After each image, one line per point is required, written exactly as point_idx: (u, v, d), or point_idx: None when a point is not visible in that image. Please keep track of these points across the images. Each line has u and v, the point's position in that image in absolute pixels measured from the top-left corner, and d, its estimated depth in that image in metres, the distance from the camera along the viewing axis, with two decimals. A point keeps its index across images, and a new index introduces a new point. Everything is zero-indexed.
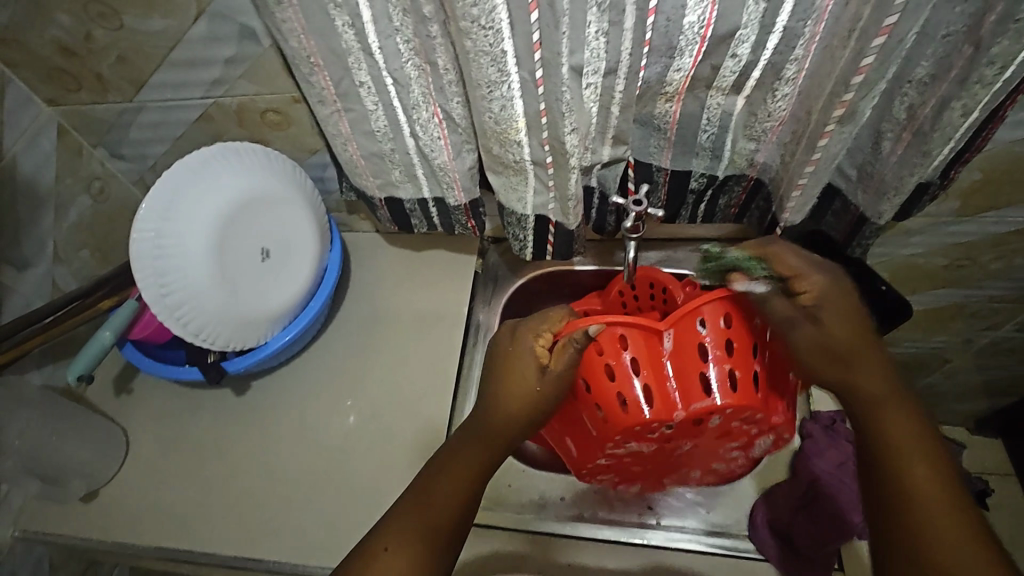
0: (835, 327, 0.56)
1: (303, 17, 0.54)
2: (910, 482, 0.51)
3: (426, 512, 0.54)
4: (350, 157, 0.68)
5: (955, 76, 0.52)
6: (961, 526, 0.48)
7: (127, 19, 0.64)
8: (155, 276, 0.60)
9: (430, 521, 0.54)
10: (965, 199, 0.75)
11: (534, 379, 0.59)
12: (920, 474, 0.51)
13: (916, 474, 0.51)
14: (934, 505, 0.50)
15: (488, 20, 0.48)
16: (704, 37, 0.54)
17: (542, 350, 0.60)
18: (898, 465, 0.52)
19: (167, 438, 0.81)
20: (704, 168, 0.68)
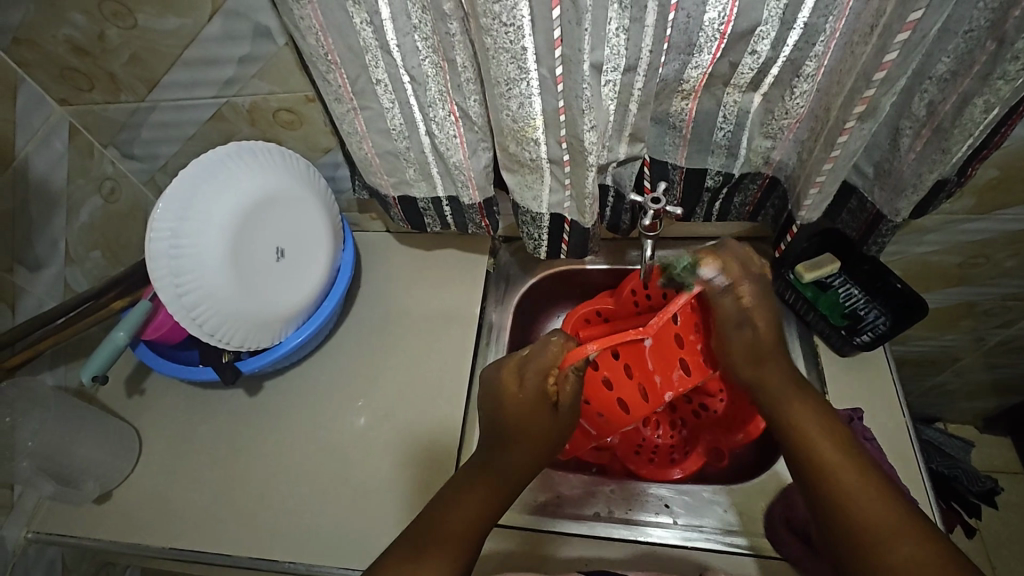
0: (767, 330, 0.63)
1: (322, 14, 0.53)
2: (835, 484, 0.55)
3: (438, 530, 0.56)
4: (365, 156, 0.68)
5: (977, 72, 0.52)
6: (901, 514, 0.52)
7: (141, 18, 0.64)
8: (171, 274, 0.60)
9: (442, 536, 0.56)
10: (980, 196, 0.75)
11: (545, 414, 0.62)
12: (832, 455, 0.57)
13: (843, 466, 0.56)
14: (864, 487, 0.54)
15: (509, 17, 0.48)
16: (724, 34, 0.54)
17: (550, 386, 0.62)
18: (831, 472, 0.56)
19: (180, 439, 0.81)
20: (719, 166, 0.68)
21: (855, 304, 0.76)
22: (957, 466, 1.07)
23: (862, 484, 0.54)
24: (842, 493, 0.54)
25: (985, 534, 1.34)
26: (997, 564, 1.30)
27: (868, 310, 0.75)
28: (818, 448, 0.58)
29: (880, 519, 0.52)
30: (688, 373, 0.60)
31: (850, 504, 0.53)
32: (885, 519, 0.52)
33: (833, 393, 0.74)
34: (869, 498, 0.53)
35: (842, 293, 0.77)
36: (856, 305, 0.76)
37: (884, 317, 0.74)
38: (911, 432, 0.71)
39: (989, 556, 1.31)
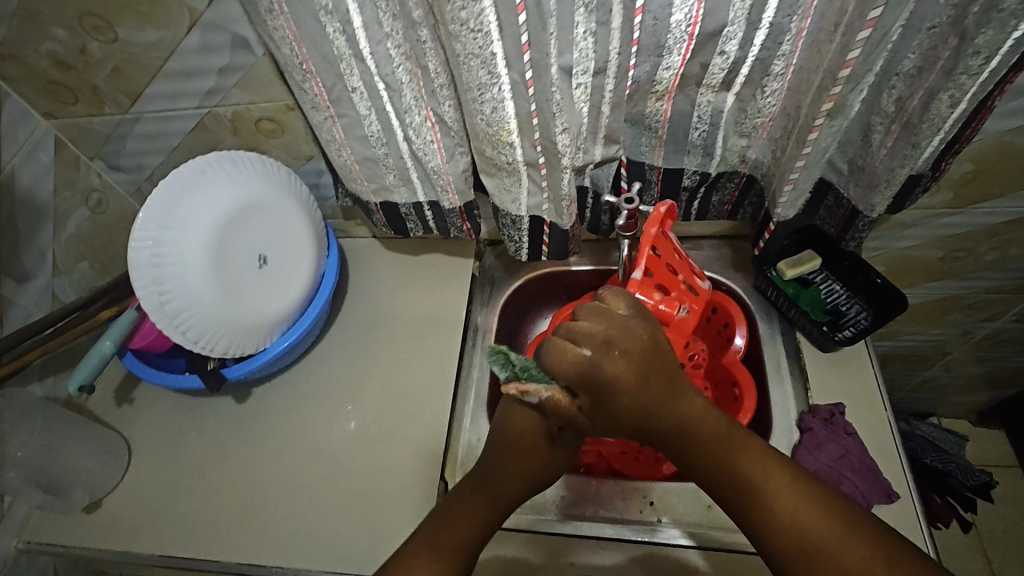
0: (617, 365, 0.51)
1: (295, 24, 0.54)
2: (765, 514, 0.50)
3: (438, 537, 0.55)
4: (345, 162, 0.69)
5: (941, 67, 0.53)
6: (836, 515, 0.48)
7: (122, 31, 0.65)
8: (154, 282, 0.60)
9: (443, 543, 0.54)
10: (957, 190, 0.76)
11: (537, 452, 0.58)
12: (747, 460, 0.52)
13: (759, 477, 0.51)
14: (778, 482, 0.50)
15: (476, 24, 0.49)
16: (692, 35, 0.55)
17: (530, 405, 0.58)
18: (749, 495, 0.51)
19: (169, 446, 0.81)
20: (696, 166, 0.68)
21: (837, 299, 0.77)
22: (950, 459, 1.08)
23: (748, 458, 0.52)
24: (735, 481, 0.52)
25: (981, 527, 1.34)
26: (994, 558, 1.30)
27: (849, 305, 0.76)
28: (762, 496, 0.50)
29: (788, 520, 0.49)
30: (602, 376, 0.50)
31: (758, 504, 0.50)
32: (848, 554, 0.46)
33: (815, 389, 0.74)
34: (785, 490, 0.50)
35: (824, 289, 0.78)
36: (837, 301, 0.77)
37: (866, 312, 0.75)
38: (894, 427, 0.71)
39: (985, 550, 1.31)
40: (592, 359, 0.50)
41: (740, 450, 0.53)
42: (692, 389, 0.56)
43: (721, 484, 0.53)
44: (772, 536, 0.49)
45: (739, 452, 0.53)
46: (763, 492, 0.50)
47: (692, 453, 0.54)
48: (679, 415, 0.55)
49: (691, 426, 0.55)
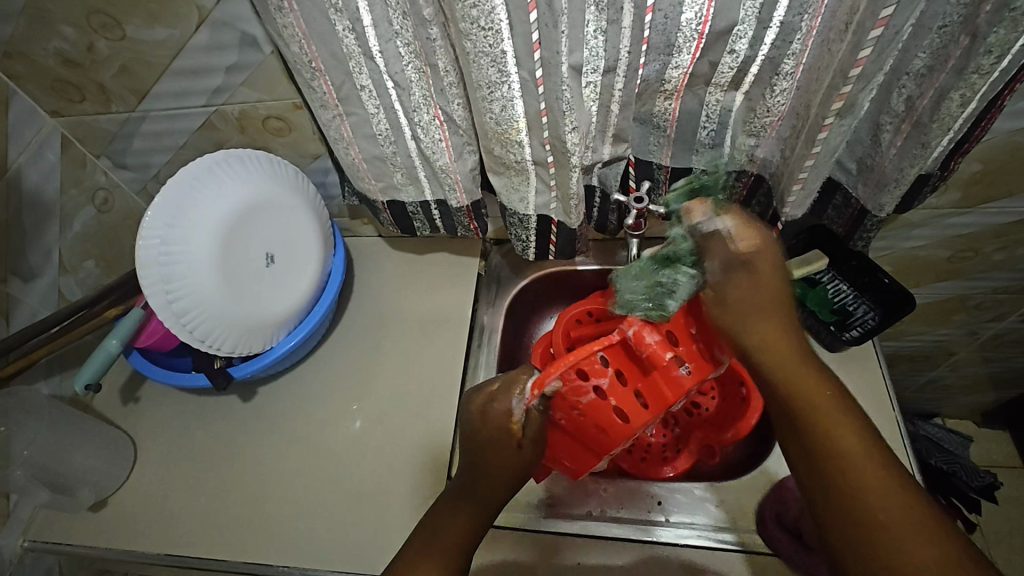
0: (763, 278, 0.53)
1: (305, 22, 0.54)
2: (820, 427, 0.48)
3: (436, 541, 0.55)
4: (352, 161, 0.68)
5: (953, 66, 0.52)
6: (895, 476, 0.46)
7: (130, 30, 0.65)
8: (161, 282, 0.60)
9: (443, 545, 0.54)
10: (965, 190, 0.76)
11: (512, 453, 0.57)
12: (837, 416, 0.49)
13: (837, 424, 0.48)
14: (846, 429, 0.48)
15: (487, 22, 0.49)
16: (702, 34, 0.55)
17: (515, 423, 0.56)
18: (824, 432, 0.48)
19: (174, 445, 0.81)
20: (704, 165, 0.68)
21: (844, 299, 0.77)
22: (957, 460, 1.08)
23: (835, 418, 0.48)
24: (821, 423, 0.48)
25: (985, 528, 1.33)
26: (999, 559, 1.30)
27: (857, 305, 0.76)
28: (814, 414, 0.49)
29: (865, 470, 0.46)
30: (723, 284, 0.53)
31: (834, 450, 0.47)
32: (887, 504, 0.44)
33: None
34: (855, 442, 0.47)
35: (831, 289, 0.77)
36: (844, 301, 0.76)
37: (874, 312, 0.74)
38: (902, 427, 0.71)
39: (990, 551, 1.31)
40: (749, 253, 0.52)
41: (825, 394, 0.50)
42: (796, 339, 0.53)
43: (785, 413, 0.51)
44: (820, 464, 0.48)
45: (814, 396, 0.50)
46: (816, 416, 0.49)
47: (790, 398, 0.50)
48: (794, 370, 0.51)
49: (788, 371, 0.51)
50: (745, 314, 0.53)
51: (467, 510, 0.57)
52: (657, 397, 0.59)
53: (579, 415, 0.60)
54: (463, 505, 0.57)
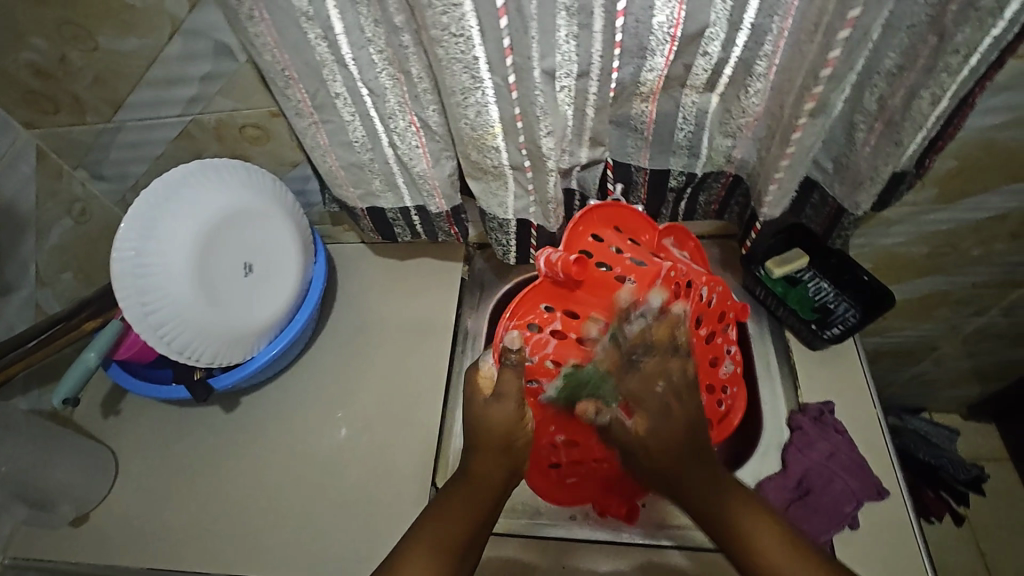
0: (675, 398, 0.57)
1: (276, 30, 0.54)
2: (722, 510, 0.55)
3: (435, 534, 0.55)
4: (330, 168, 0.68)
5: (921, 65, 0.53)
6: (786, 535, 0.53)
7: (102, 40, 0.64)
8: (137, 294, 0.60)
9: (438, 542, 0.54)
10: (942, 187, 0.76)
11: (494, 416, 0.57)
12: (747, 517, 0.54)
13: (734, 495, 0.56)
14: (777, 551, 0.52)
15: (457, 28, 0.49)
16: (674, 37, 0.55)
17: (486, 383, 0.59)
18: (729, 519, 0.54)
19: (157, 458, 0.80)
20: (682, 166, 0.69)
21: (825, 298, 0.77)
22: (943, 454, 1.10)
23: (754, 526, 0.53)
24: (736, 532, 0.54)
25: (974, 520, 1.34)
26: (987, 551, 1.31)
27: (837, 303, 0.77)
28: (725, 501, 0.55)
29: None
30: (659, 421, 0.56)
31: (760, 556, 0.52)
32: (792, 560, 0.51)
33: (805, 387, 0.75)
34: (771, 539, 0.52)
35: (812, 287, 0.78)
36: (825, 299, 0.77)
37: (853, 310, 0.76)
38: (884, 424, 0.71)
39: (979, 543, 1.32)
40: (667, 380, 0.57)
41: (746, 513, 0.54)
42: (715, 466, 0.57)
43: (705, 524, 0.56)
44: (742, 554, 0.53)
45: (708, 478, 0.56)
46: (714, 502, 0.55)
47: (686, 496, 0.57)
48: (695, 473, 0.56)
49: (719, 508, 0.55)
50: (666, 432, 0.56)
51: (467, 500, 0.57)
52: (606, 310, 0.65)
53: (555, 367, 0.65)
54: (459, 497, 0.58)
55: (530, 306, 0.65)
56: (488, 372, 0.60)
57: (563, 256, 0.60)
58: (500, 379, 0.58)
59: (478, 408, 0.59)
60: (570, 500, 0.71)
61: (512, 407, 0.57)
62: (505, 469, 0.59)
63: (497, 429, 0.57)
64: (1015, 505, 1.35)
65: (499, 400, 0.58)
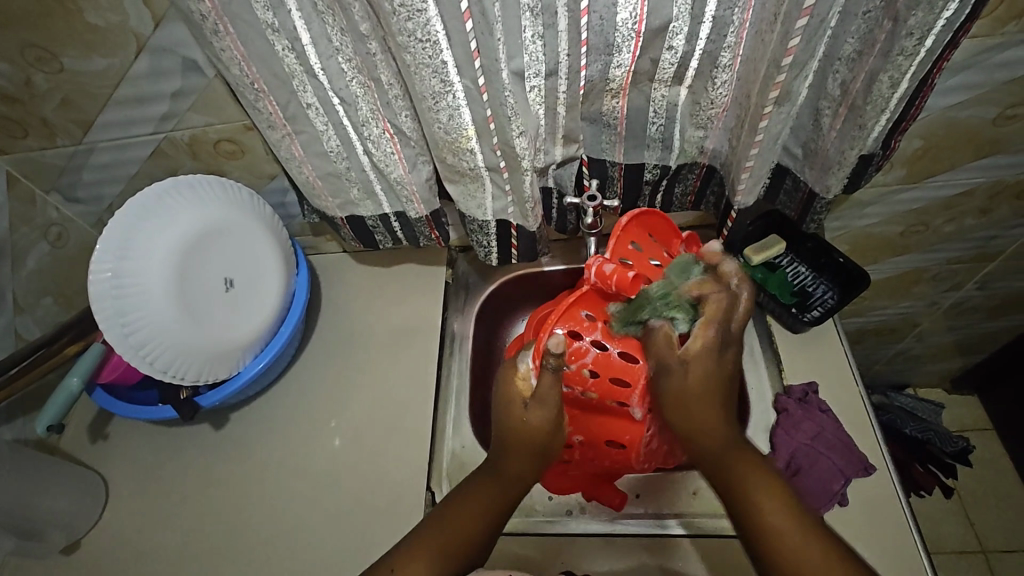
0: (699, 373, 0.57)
1: (243, 44, 0.54)
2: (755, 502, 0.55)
3: (441, 535, 0.58)
4: (307, 179, 0.68)
5: (879, 49, 0.54)
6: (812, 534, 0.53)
7: (67, 61, 0.63)
8: (116, 314, 0.59)
9: (433, 544, 0.58)
10: (910, 167, 0.78)
11: (523, 419, 0.59)
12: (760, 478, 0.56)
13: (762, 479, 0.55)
14: (791, 533, 0.53)
15: (423, 33, 0.49)
16: (639, 33, 0.56)
17: (523, 385, 0.60)
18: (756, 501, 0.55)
19: (148, 479, 0.79)
20: (656, 159, 0.70)
21: (803, 281, 0.79)
22: (929, 428, 1.13)
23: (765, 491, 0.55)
24: (745, 494, 0.55)
25: (962, 491, 1.37)
26: (976, 520, 1.34)
27: (816, 286, 0.78)
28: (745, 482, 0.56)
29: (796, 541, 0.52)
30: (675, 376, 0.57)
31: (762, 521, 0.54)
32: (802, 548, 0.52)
33: (788, 369, 0.76)
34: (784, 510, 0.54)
35: (791, 272, 0.80)
36: (804, 283, 0.79)
37: (832, 291, 0.77)
38: (867, 401, 0.73)
39: (968, 513, 1.35)
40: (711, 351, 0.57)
41: (776, 509, 0.54)
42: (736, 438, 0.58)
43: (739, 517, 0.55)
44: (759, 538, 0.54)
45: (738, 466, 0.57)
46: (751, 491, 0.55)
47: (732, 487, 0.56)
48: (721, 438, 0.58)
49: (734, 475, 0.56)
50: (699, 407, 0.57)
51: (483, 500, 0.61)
52: None
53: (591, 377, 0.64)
54: (475, 498, 0.61)
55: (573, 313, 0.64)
56: (526, 376, 0.60)
57: (618, 268, 0.59)
58: (540, 383, 0.58)
59: (517, 413, 0.59)
60: (568, 487, 0.73)
61: (543, 416, 0.59)
62: (522, 464, 0.61)
63: (534, 433, 0.59)
64: (1001, 474, 1.39)
65: (538, 403, 0.59)
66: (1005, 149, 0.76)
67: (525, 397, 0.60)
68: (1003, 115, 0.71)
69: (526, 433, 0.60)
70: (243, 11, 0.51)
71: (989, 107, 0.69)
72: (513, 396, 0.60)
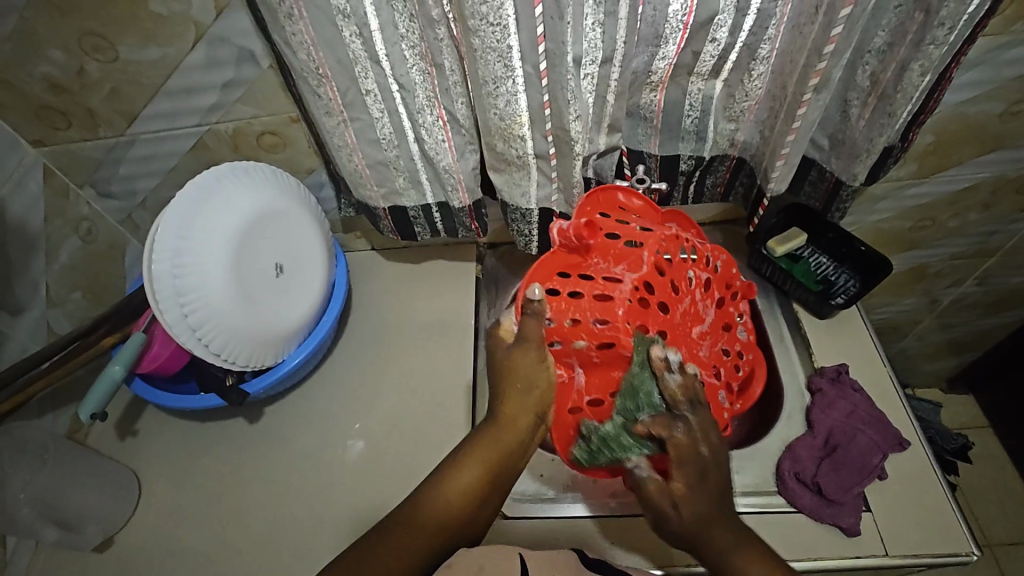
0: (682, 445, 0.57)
1: (313, 29, 0.55)
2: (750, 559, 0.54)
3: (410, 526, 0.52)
4: (355, 168, 0.70)
5: (910, 40, 0.58)
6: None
7: (123, 50, 0.64)
8: (175, 295, 0.59)
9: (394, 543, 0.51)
10: (921, 162, 0.83)
11: (508, 360, 0.61)
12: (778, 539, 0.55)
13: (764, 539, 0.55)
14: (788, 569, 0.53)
15: (496, 17, 0.51)
16: (687, 24, 0.59)
17: (505, 334, 0.63)
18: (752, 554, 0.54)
19: (180, 475, 0.78)
20: (690, 151, 0.73)
21: (825, 271, 0.82)
22: (932, 425, 1.18)
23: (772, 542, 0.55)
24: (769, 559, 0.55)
25: (965, 488, 1.41)
26: (980, 515, 1.37)
27: (837, 275, 0.82)
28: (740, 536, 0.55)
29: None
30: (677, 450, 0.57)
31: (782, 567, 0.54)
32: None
33: (819, 353, 0.79)
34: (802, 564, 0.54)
35: (813, 262, 0.82)
36: (826, 272, 0.82)
37: (853, 279, 0.81)
38: (894, 380, 0.76)
39: (970, 508, 1.38)
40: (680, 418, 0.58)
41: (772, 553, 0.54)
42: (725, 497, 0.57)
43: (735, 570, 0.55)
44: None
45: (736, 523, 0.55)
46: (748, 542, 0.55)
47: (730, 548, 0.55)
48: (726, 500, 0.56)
49: (733, 532, 0.55)
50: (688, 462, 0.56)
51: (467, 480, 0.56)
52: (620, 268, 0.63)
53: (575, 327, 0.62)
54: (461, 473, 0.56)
55: (547, 272, 0.64)
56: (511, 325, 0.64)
57: (575, 223, 0.61)
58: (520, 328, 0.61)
59: (502, 357, 0.61)
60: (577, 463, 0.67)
61: (528, 357, 0.60)
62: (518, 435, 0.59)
63: (522, 378, 0.60)
64: (1000, 470, 1.43)
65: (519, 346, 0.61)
66: (1009, 144, 0.81)
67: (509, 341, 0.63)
68: (1009, 111, 0.76)
69: (511, 376, 0.60)
70: None
71: (997, 103, 0.75)
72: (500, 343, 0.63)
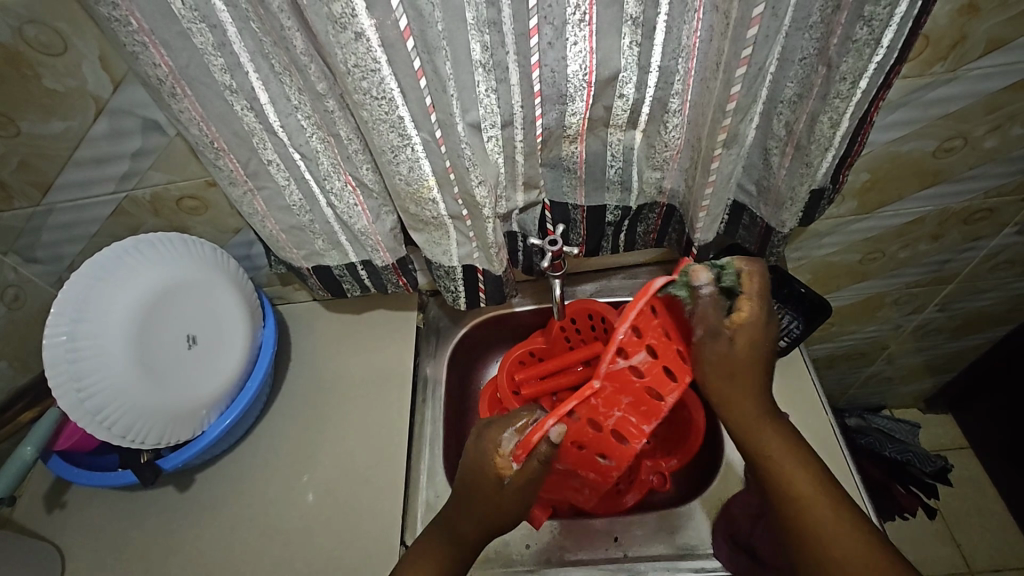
0: (743, 352, 0.59)
1: (200, 105, 0.54)
2: (792, 493, 0.56)
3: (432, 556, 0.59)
4: (271, 233, 0.68)
5: (817, 93, 0.57)
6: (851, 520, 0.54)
7: (24, 125, 0.63)
8: (71, 380, 0.58)
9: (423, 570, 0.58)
10: (860, 198, 0.81)
11: (499, 496, 0.58)
12: (788, 464, 0.58)
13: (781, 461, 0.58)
14: (823, 508, 0.55)
15: (379, 91, 0.50)
16: (590, 83, 0.57)
17: (502, 465, 0.58)
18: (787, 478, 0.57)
19: (109, 549, 0.76)
20: (617, 201, 0.71)
21: None
22: (908, 449, 1.15)
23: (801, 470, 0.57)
24: (785, 482, 0.57)
25: (945, 512, 1.38)
26: (961, 540, 1.34)
27: (781, 315, 0.79)
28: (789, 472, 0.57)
29: (832, 523, 0.54)
30: (721, 346, 0.59)
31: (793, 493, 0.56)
32: (827, 520, 0.54)
33: None
34: (826, 512, 0.55)
35: None
36: None
37: (797, 320, 0.78)
38: (836, 430, 0.74)
39: (952, 534, 1.35)
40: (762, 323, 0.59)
41: (803, 478, 0.57)
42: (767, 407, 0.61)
43: (774, 487, 0.57)
44: (783, 499, 0.56)
45: (780, 460, 0.58)
46: (777, 461, 0.58)
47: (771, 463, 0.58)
48: (752, 400, 0.60)
49: (771, 460, 0.58)
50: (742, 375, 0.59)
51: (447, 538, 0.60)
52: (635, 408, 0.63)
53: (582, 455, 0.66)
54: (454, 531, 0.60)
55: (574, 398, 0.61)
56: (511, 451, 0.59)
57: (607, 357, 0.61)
58: (523, 470, 0.57)
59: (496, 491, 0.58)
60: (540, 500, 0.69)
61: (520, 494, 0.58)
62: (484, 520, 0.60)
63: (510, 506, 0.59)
64: (981, 492, 1.40)
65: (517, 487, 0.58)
66: (947, 179, 0.79)
67: (504, 477, 0.58)
68: (942, 148, 0.74)
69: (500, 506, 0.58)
70: (201, 75, 0.51)
71: (928, 141, 0.73)
72: (489, 475, 0.58)
